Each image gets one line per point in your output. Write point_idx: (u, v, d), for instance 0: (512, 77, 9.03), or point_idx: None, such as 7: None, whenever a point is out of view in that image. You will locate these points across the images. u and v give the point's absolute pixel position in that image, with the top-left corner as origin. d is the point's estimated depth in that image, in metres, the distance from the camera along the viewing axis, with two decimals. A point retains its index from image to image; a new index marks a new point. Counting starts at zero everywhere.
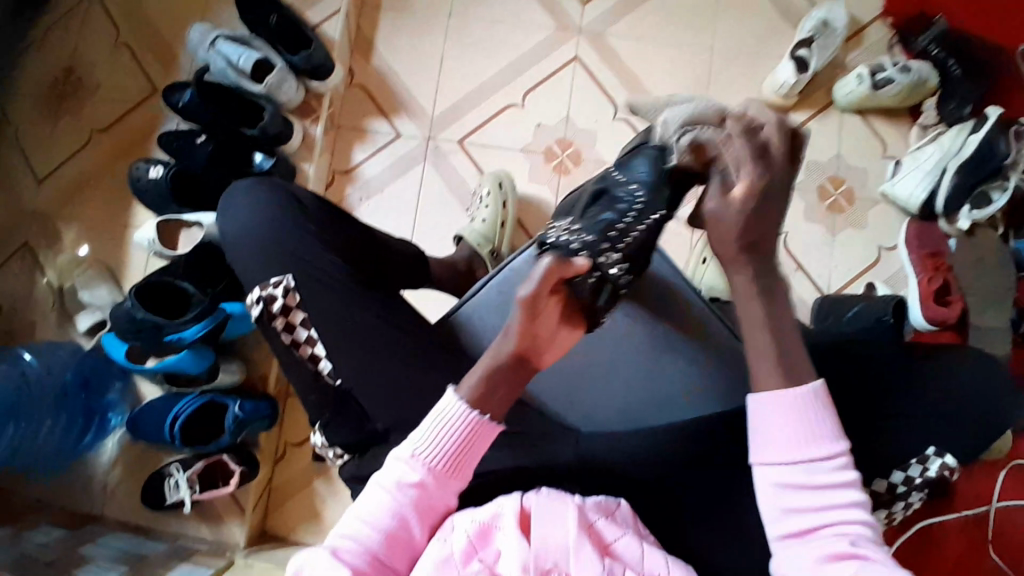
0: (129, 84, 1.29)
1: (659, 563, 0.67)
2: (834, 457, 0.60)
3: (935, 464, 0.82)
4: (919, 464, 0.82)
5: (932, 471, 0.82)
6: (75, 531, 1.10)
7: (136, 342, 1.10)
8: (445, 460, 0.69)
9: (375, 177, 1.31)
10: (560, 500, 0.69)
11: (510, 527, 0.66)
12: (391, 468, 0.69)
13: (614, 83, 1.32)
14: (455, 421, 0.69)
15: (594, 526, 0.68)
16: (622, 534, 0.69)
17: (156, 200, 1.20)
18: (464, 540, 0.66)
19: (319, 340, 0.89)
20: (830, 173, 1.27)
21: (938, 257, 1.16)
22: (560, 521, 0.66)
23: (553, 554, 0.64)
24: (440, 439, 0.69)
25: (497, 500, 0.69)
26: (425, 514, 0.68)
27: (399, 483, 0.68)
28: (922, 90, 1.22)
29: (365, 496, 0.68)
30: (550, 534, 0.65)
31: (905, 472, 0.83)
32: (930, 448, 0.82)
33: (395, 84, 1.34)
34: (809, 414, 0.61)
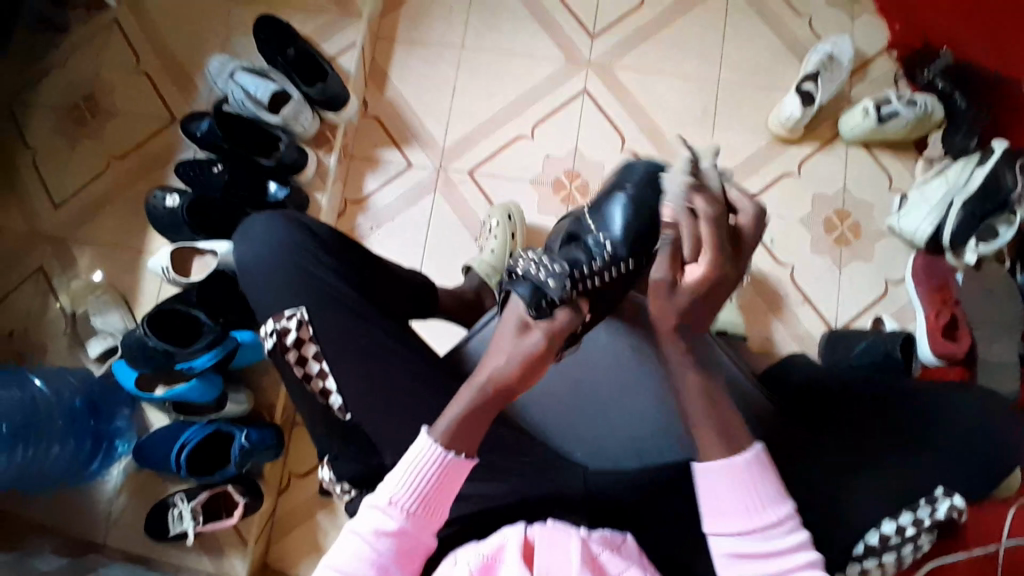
0: (147, 113, 1.32)
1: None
2: (779, 523, 0.66)
3: (943, 505, 0.77)
4: (927, 504, 0.77)
5: (940, 514, 0.77)
6: (80, 555, 1.10)
7: (146, 370, 1.12)
8: (421, 503, 0.70)
9: (386, 207, 1.33)
10: (563, 533, 0.70)
11: (513, 561, 0.67)
12: (367, 517, 0.70)
13: (622, 114, 1.34)
14: (427, 464, 0.69)
15: (597, 560, 0.69)
16: (627, 566, 0.69)
17: (170, 226, 1.22)
18: (466, 572, 0.67)
19: (332, 375, 0.89)
20: (836, 206, 1.28)
21: (946, 291, 1.16)
22: (564, 557, 0.68)
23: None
24: (411, 483, 0.69)
25: (502, 531, 0.70)
26: (405, 560, 0.69)
27: (375, 531, 0.69)
28: (929, 124, 1.23)
29: (342, 543, 0.69)
30: (553, 571, 0.67)
31: (915, 512, 0.77)
32: (939, 488, 0.78)
33: (406, 114, 1.37)
34: (751, 480, 0.66)
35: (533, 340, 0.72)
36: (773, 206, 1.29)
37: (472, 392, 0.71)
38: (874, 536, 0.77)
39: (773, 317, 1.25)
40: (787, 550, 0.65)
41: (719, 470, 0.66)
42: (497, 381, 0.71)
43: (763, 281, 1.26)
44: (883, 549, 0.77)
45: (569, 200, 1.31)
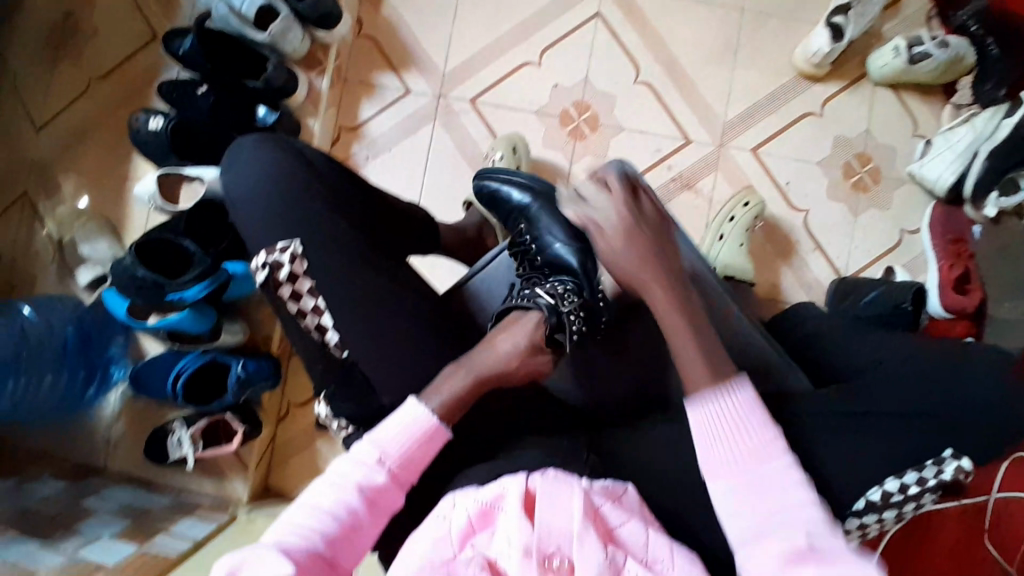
0: (129, 28, 1.23)
1: (663, 551, 0.68)
2: (773, 455, 0.63)
3: (950, 467, 0.70)
4: (934, 465, 0.69)
5: (947, 475, 0.70)
6: (78, 482, 1.11)
7: (137, 299, 1.08)
8: (406, 458, 0.72)
9: (383, 136, 1.27)
10: (564, 484, 0.70)
11: (513, 508, 0.68)
12: (351, 468, 0.70)
13: (637, 44, 1.25)
14: (419, 427, 0.73)
15: (598, 511, 0.69)
16: (627, 518, 0.69)
17: (157, 151, 1.16)
18: (464, 518, 0.68)
19: (327, 309, 0.86)
20: (857, 149, 1.22)
21: (961, 244, 1.13)
22: (565, 507, 0.68)
23: (555, 538, 0.67)
24: (403, 438, 0.72)
25: (502, 480, 0.71)
26: (379, 515, 0.70)
27: (355, 483, 0.70)
28: (953, 71, 1.16)
29: (320, 488, 0.69)
30: (556, 520, 0.67)
31: (920, 472, 0.70)
32: (947, 450, 0.70)
33: (405, 37, 1.28)
34: (740, 415, 0.66)
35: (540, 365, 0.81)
36: (791, 149, 1.23)
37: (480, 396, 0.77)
38: (876, 493, 0.71)
39: (782, 264, 1.21)
40: (781, 483, 0.62)
41: (707, 403, 0.67)
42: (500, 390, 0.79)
43: (775, 227, 1.22)
44: (882, 506, 0.71)
45: (576, 135, 1.25)
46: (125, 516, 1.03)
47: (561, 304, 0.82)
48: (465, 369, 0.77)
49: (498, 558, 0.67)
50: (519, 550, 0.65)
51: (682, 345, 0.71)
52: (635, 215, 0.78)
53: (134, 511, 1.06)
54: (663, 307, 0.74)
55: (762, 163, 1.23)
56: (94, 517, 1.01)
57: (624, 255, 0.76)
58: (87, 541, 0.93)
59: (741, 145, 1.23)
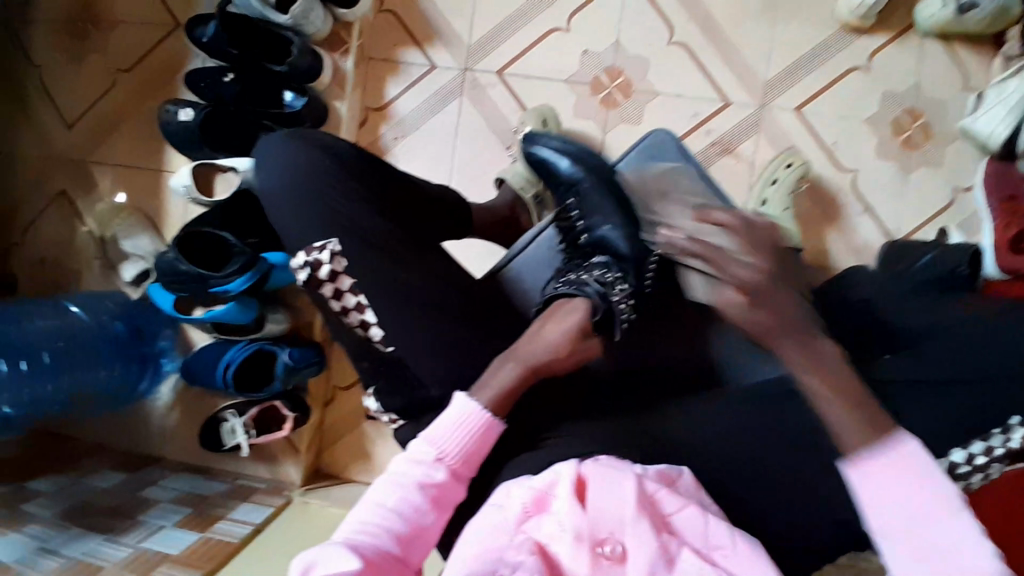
0: (148, 18, 1.21)
1: (725, 539, 0.66)
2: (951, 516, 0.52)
3: (1019, 434, 0.65)
4: (1000, 434, 0.66)
5: (1016, 443, 0.65)
6: (137, 472, 1.17)
7: (183, 293, 1.11)
8: (463, 453, 0.72)
9: (411, 114, 1.24)
10: (618, 471, 0.70)
11: (565, 494, 0.68)
12: (404, 465, 0.70)
13: (670, 3, 1.19)
14: (467, 422, 0.72)
15: (652, 498, 0.69)
16: (683, 504, 0.69)
17: (188, 143, 1.16)
18: (519, 506, 0.69)
19: (369, 307, 0.85)
20: (908, 104, 1.16)
21: (1018, 202, 1.05)
22: (617, 491, 0.68)
23: (608, 523, 0.67)
24: (457, 432, 0.72)
25: (554, 468, 0.71)
26: (442, 507, 0.69)
27: (415, 481, 0.69)
28: (1001, 24, 1.08)
29: (381, 488, 0.69)
30: (608, 506, 0.68)
31: (985, 442, 0.66)
32: (1015, 417, 0.66)
33: (428, 8, 1.24)
34: (915, 475, 0.54)
35: (591, 347, 0.80)
36: (835, 107, 1.17)
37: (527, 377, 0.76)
38: (942, 466, 0.67)
39: (828, 229, 1.18)
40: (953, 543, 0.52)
41: (875, 467, 0.54)
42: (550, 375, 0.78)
43: (820, 190, 1.18)
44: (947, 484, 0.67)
45: (609, 103, 1.21)
46: (185, 504, 1.09)
47: (611, 292, 0.80)
48: (512, 359, 0.76)
49: (549, 543, 0.67)
50: (570, 535, 0.66)
51: (810, 381, 0.58)
52: (766, 278, 0.60)
53: (192, 498, 1.11)
54: (795, 361, 0.58)
55: (806, 124, 1.18)
56: (155, 506, 1.06)
57: (756, 315, 0.59)
58: (151, 531, 0.99)
59: (783, 105, 1.18)
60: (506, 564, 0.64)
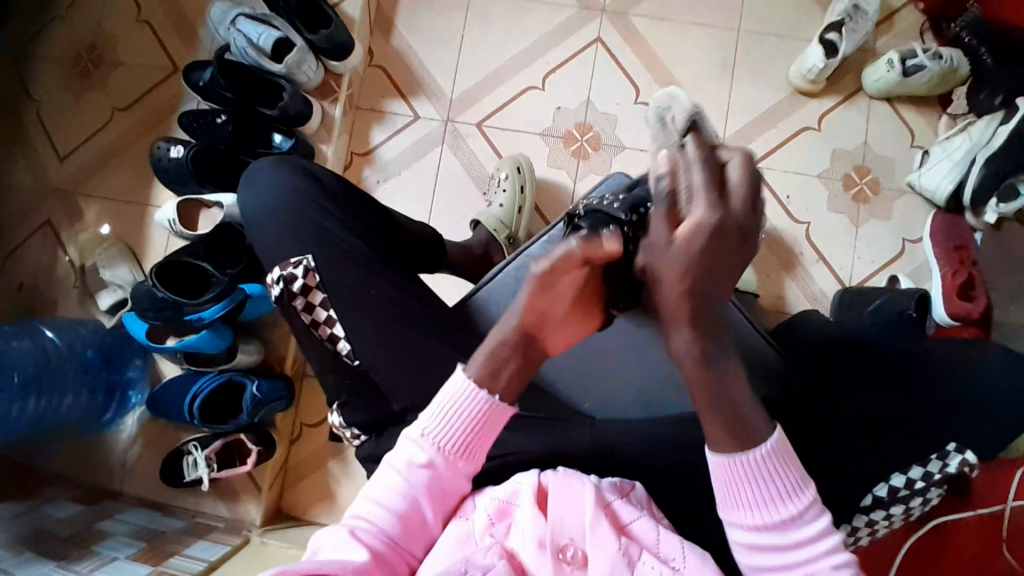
0: (149, 62, 1.29)
1: (675, 549, 0.67)
2: (803, 511, 0.60)
3: (955, 460, 0.81)
4: (939, 459, 0.81)
5: (951, 468, 0.81)
6: (94, 505, 1.13)
7: (157, 321, 1.11)
8: (456, 441, 0.70)
9: (394, 159, 1.31)
10: (576, 480, 0.70)
11: (526, 503, 0.69)
12: (402, 449, 0.71)
13: (637, 66, 1.30)
14: (464, 404, 0.70)
15: (610, 506, 0.69)
16: (638, 516, 0.69)
17: (176, 179, 1.20)
18: (484, 517, 0.69)
19: (340, 321, 0.86)
20: (856, 161, 1.24)
21: (964, 251, 1.14)
22: (577, 500, 0.68)
23: (569, 530, 0.67)
24: (446, 420, 0.70)
25: (516, 478, 0.72)
26: (436, 495, 0.70)
27: (409, 463, 0.70)
28: (948, 83, 1.19)
29: (379, 479, 0.71)
30: (568, 514, 0.68)
31: (925, 467, 0.81)
32: (951, 444, 0.82)
33: (414, 64, 1.33)
34: (767, 473, 0.60)
35: (539, 265, 0.70)
36: (790, 163, 1.25)
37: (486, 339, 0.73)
38: (883, 489, 0.80)
39: (785, 276, 1.23)
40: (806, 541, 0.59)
41: (733, 458, 0.60)
42: (503, 328, 0.72)
43: (778, 239, 1.24)
44: (890, 501, 0.81)
45: (579, 155, 1.28)
46: (140, 537, 1.05)
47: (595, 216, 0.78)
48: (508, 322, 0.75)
49: (517, 549, 0.67)
50: (533, 543, 0.66)
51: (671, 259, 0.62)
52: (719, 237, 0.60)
53: (148, 533, 1.07)
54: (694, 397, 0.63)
55: (762, 178, 1.26)
56: (110, 538, 1.02)
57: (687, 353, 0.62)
58: (103, 561, 0.94)
59: None
60: (476, 565, 0.64)
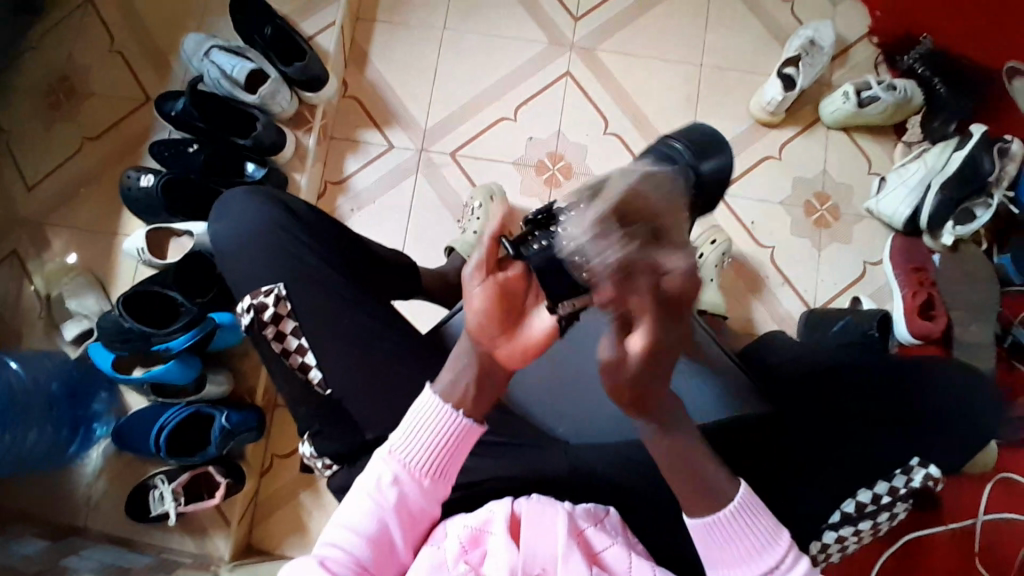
0: (122, 92, 1.29)
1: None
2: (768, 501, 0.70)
3: (919, 474, 0.80)
4: (903, 475, 0.81)
5: (916, 483, 0.80)
6: (57, 542, 1.09)
7: (123, 351, 1.10)
8: (425, 458, 0.71)
9: (367, 188, 1.32)
10: (549, 508, 0.71)
11: (500, 532, 0.69)
12: (372, 470, 0.71)
13: (606, 98, 1.34)
14: (431, 422, 0.70)
15: (583, 533, 0.70)
16: (611, 541, 0.70)
17: (146, 209, 1.20)
18: (457, 544, 0.69)
19: (310, 350, 0.85)
20: (817, 188, 1.29)
21: (922, 273, 1.19)
22: (551, 529, 0.69)
23: (541, 559, 0.67)
24: (416, 436, 0.71)
25: (489, 506, 0.72)
26: (408, 514, 0.70)
27: (379, 485, 0.70)
28: (900, 114, 1.25)
29: (349, 503, 0.70)
30: (540, 542, 0.68)
31: (891, 482, 0.81)
32: (915, 459, 0.82)
33: (388, 96, 1.35)
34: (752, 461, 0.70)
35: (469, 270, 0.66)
36: (754, 190, 1.30)
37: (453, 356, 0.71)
38: (851, 505, 0.79)
39: (753, 298, 1.26)
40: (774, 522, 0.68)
41: None
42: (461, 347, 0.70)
43: (745, 264, 1.27)
44: (859, 518, 0.79)
45: (552, 182, 1.31)
46: (106, 574, 1.01)
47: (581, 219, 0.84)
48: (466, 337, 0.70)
49: None
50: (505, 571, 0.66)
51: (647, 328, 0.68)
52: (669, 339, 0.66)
53: (114, 570, 1.03)
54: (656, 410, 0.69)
55: (728, 205, 1.29)
56: (75, 574, 0.99)
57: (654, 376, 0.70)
58: None
59: None
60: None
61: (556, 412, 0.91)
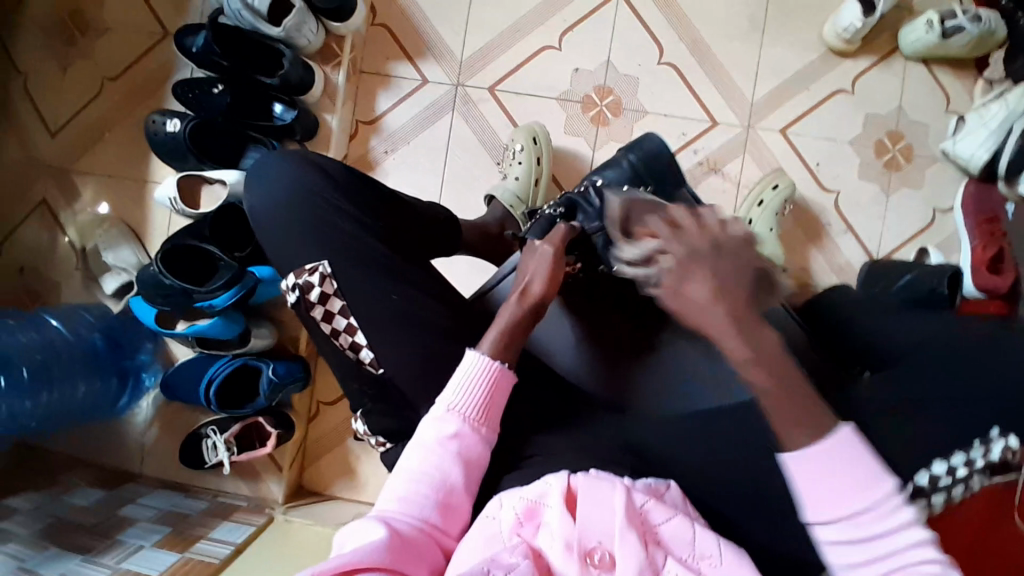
0: (135, 27, 1.21)
1: (711, 546, 0.63)
2: (884, 502, 0.54)
3: (998, 447, 0.65)
4: (981, 446, 0.65)
5: (994, 456, 0.65)
6: (116, 490, 1.14)
7: (165, 306, 1.08)
8: (480, 408, 0.71)
9: (402, 128, 1.24)
10: (607, 482, 0.66)
11: (556, 507, 0.64)
12: (428, 426, 0.71)
13: (659, 22, 1.21)
14: (478, 372, 0.72)
15: (642, 512, 0.65)
16: (674, 517, 0.65)
17: (173, 155, 1.15)
18: (512, 517, 0.65)
19: (361, 329, 0.78)
20: (889, 127, 1.19)
21: (995, 223, 1.10)
22: (607, 505, 0.64)
23: (597, 533, 0.62)
24: (470, 389, 0.71)
25: (544, 478, 0.67)
26: (468, 464, 0.70)
27: (437, 438, 0.70)
28: (985, 45, 1.12)
29: (408, 457, 0.70)
30: (596, 516, 0.63)
31: (967, 454, 0.65)
32: (993, 429, 0.65)
33: (420, 23, 1.25)
34: (848, 471, 0.55)
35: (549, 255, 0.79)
36: (819, 129, 1.20)
37: (495, 321, 0.76)
38: (923, 478, 0.65)
39: (810, 248, 1.20)
40: (888, 532, 0.54)
41: (810, 462, 0.55)
42: (516, 309, 0.77)
43: (804, 211, 1.20)
44: (933, 491, 0.65)
45: (599, 121, 1.21)
46: (165, 522, 1.06)
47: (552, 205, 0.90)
48: (507, 304, 0.78)
49: (543, 550, 0.62)
50: (560, 546, 0.61)
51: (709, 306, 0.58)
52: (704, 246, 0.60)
53: (173, 517, 1.08)
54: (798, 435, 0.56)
55: (790, 145, 1.20)
56: (136, 525, 1.03)
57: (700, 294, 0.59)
58: (130, 551, 0.95)
59: (769, 126, 1.20)
60: (499, 565, 0.59)
61: (615, 387, 0.87)
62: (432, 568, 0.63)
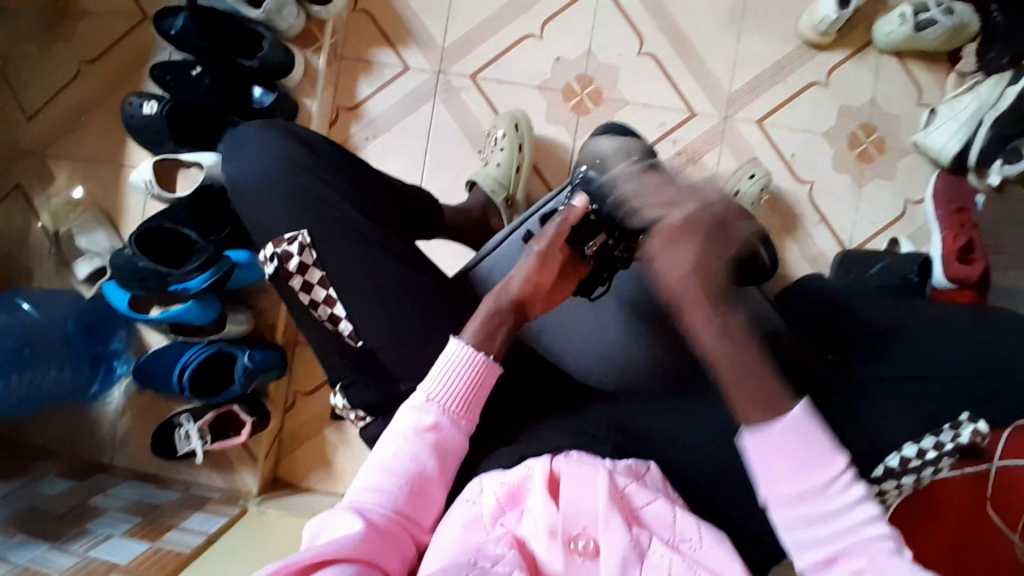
0: (117, 9, 1.20)
1: (690, 529, 0.63)
2: (835, 479, 0.52)
3: (967, 430, 0.68)
4: (951, 429, 0.68)
5: (963, 439, 0.68)
6: (85, 480, 1.11)
7: (139, 291, 1.05)
8: (460, 400, 0.70)
9: (383, 115, 1.24)
10: (589, 465, 0.66)
11: (538, 493, 0.64)
12: (405, 415, 0.69)
13: (641, 13, 1.22)
14: (462, 361, 0.70)
15: (623, 492, 0.64)
16: (654, 497, 0.65)
17: (150, 137, 1.13)
18: (493, 502, 0.64)
19: (340, 300, 0.77)
20: (863, 119, 1.21)
21: (965, 214, 1.10)
22: (590, 490, 0.63)
23: (583, 519, 0.61)
24: (449, 379, 0.69)
25: (526, 463, 0.67)
26: (442, 454, 0.68)
27: (413, 428, 0.68)
28: (960, 38, 1.14)
29: (383, 446, 0.68)
30: (580, 501, 0.62)
31: (937, 436, 0.68)
32: (963, 413, 0.68)
33: (403, 10, 1.24)
34: (796, 447, 0.52)
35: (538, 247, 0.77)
36: (796, 121, 1.22)
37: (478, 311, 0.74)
38: (895, 459, 0.68)
39: (786, 239, 1.21)
40: (841, 510, 0.52)
41: (762, 439, 0.52)
42: (498, 298, 0.74)
43: (781, 201, 1.22)
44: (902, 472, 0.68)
45: (580, 109, 1.22)
46: (136, 512, 1.03)
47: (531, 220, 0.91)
48: (489, 296, 0.75)
49: (527, 539, 0.62)
50: (544, 532, 0.61)
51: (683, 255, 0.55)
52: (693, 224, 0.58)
53: (144, 507, 1.05)
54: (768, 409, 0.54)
55: (768, 135, 1.21)
56: (105, 514, 1.01)
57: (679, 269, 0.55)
58: (98, 539, 0.93)
59: (747, 117, 1.22)
60: (487, 556, 0.58)
61: None
62: (404, 562, 0.62)
